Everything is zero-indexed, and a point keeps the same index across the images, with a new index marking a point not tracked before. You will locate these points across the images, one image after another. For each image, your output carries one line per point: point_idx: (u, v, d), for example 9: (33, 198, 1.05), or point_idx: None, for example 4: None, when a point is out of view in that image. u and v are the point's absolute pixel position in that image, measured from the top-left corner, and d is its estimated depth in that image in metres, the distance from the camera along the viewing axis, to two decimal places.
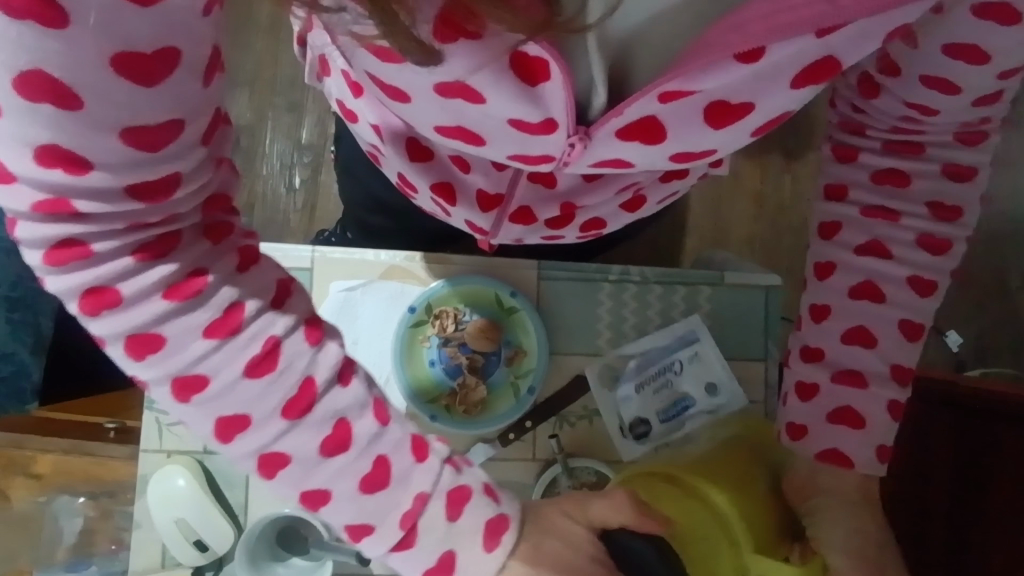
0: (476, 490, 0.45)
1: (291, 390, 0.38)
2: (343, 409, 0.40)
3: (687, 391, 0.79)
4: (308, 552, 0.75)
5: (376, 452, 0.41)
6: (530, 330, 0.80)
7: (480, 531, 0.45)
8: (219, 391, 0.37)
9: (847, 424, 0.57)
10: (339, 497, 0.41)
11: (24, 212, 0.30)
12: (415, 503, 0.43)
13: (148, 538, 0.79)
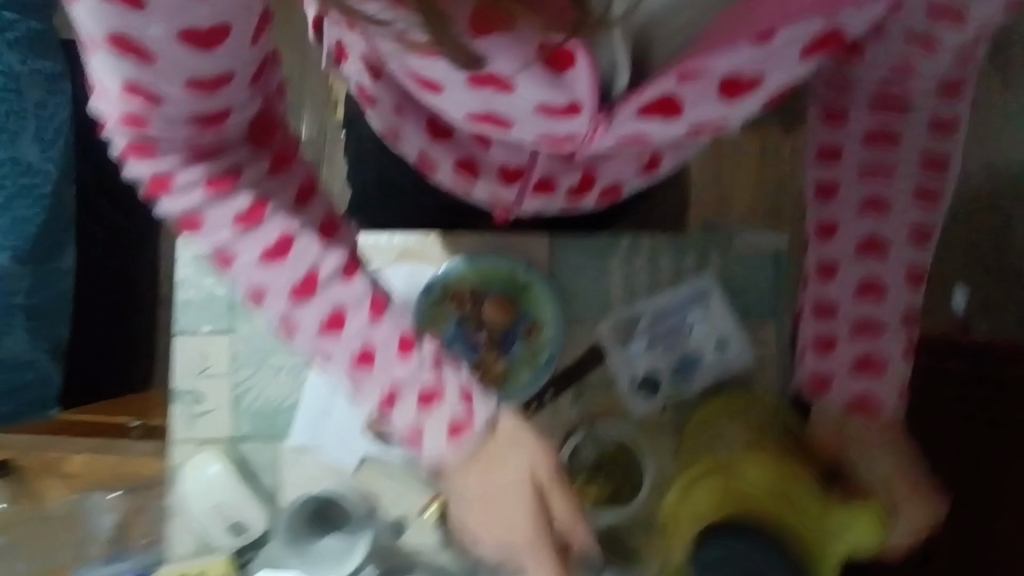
0: (450, 390, 0.50)
1: (297, 275, 0.47)
2: (343, 299, 0.48)
3: (697, 347, 0.81)
4: (345, 529, 0.77)
5: (367, 340, 0.49)
6: (546, 302, 0.81)
7: (442, 426, 0.51)
8: (244, 263, 0.47)
9: (869, 371, 0.63)
10: (339, 364, 0.50)
11: (115, 116, 0.44)
12: (390, 385, 0.50)
13: (183, 528, 0.81)
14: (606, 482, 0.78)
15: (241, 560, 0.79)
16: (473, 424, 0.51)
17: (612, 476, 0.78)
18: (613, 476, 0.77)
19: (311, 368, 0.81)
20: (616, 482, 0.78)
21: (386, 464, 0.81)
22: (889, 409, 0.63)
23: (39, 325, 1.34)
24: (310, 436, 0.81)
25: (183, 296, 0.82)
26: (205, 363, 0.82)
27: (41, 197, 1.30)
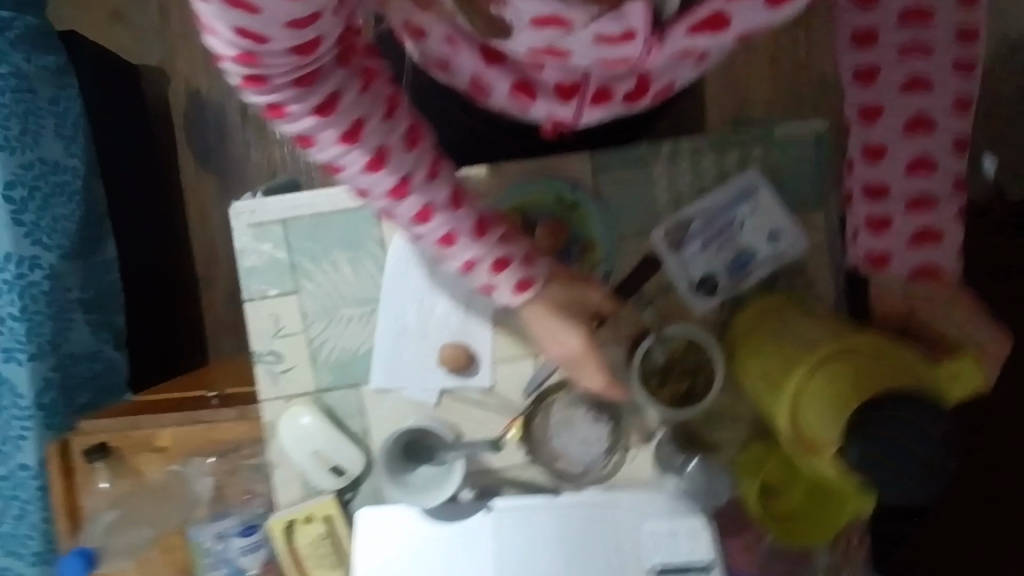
0: (517, 261, 0.61)
1: (392, 180, 0.53)
2: (431, 200, 0.55)
3: (750, 243, 0.82)
4: (435, 459, 0.86)
5: (450, 228, 0.57)
6: (595, 220, 0.83)
7: (512, 286, 0.62)
8: (350, 175, 0.53)
9: (928, 242, 0.65)
10: (427, 240, 0.59)
11: (230, 56, 0.44)
12: (469, 259, 0.59)
13: (287, 476, 0.87)
14: (682, 383, 0.79)
15: (346, 497, 0.87)
16: (537, 281, 0.62)
17: (687, 374, 0.79)
18: (693, 379, 0.79)
19: (379, 314, 0.85)
20: (697, 384, 0.79)
21: (466, 395, 0.87)
22: (951, 271, 0.67)
23: (99, 319, 1.40)
24: (388, 379, 0.86)
25: (247, 264, 0.86)
26: (279, 324, 0.86)
27: (73, 193, 1.34)
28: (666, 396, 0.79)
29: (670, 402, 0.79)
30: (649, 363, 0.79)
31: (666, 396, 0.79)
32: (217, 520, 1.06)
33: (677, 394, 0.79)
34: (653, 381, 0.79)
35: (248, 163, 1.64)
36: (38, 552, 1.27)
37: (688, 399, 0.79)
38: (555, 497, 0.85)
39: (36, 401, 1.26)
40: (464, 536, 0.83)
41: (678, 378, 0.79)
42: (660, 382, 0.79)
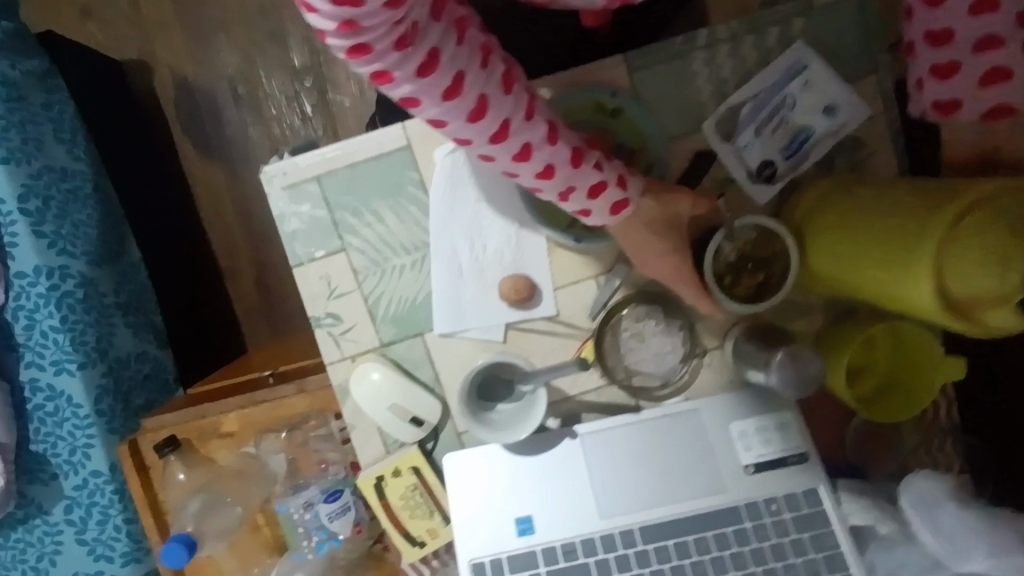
0: (612, 183, 0.63)
1: (494, 127, 0.50)
2: (531, 140, 0.53)
3: (805, 122, 0.78)
4: (513, 393, 0.82)
5: (550, 161, 0.56)
6: (640, 122, 0.79)
7: (609, 205, 0.65)
8: (454, 128, 0.48)
9: (998, 82, 0.61)
10: (524, 177, 0.58)
11: (330, 30, 0.36)
12: (567, 188, 0.60)
13: (366, 434, 0.86)
14: (756, 276, 0.77)
15: (428, 447, 0.87)
16: (631, 201, 0.66)
17: (760, 264, 0.77)
18: (767, 269, 0.76)
19: (431, 257, 0.83)
20: (773, 274, 0.76)
21: (532, 326, 0.85)
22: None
23: (137, 320, 1.39)
24: (452, 321, 0.84)
25: (288, 229, 0.83)
26: (332, 286, 0.84)
27: (87, 197, 1.31)
28: (742, 291, 0.77)
29: (745, 297, 0.77)
30: (721, 261, 0.76)
31: (742, 291, 0.77)
32: (299, 492, 1.07)
33: (752, 287, 0.77)
34: (725, 278, 0.77)
35: (249, 143, 1.60)
36: (127, 552, 1.27)
37: (765, 292, 0.77)
38: (639, 414, 0.83)
39: (95, 408, 1.24)
40: (556, 465, 0.82)
41: (752, 270, 0.77)
42: (733, 278, 0.77)
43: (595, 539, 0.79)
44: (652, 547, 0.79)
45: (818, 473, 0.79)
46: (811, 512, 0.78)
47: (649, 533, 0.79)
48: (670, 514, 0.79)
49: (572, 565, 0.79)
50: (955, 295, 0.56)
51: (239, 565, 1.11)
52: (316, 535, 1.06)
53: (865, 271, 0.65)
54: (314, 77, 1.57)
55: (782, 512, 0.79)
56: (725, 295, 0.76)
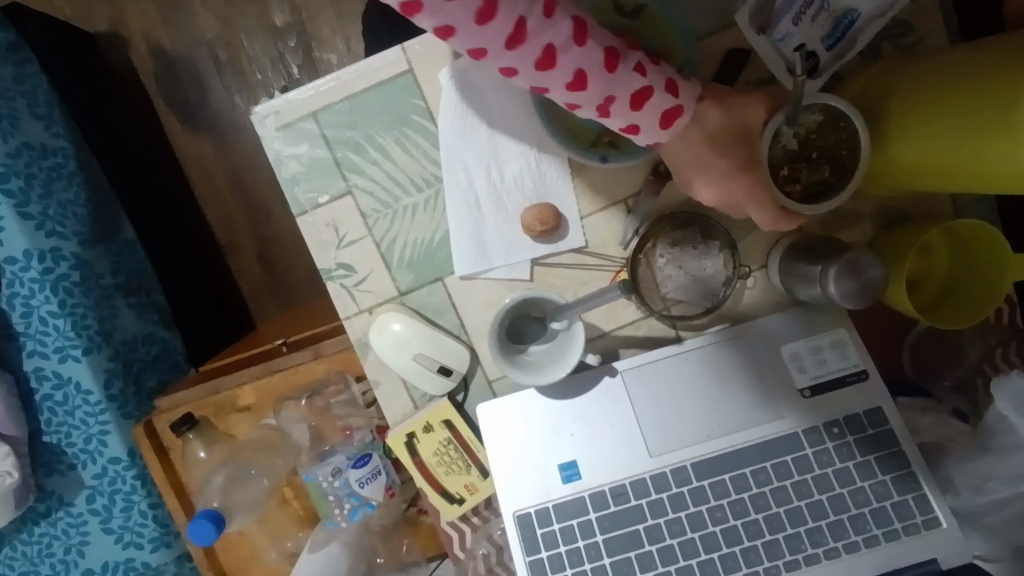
0: (657, 88, 0.54)
1: (508, 29, 0.38)
2: (557, 41, 0.42)
3: (851, 4, 0.69)
4: (545, 332, 0.76)
5: (583, 68, 0.46)
6: (665, 21, 0.71)
7: (657, 116, 0.57)
8: (466, 36, 0.38)
9: None
10: (556, 92, 0.48)
11: None
12: (607, 99, 0.51)
13: (392, 389, 0.81)
14: (819, 170, 0.68)
15: (458, 400, 0.82)
16: (683, 110, 0.58)
17: (824, 154, 0.68)
18: (835, 161, 0.68)
19: (444, 192, 0.76)
20: (845, 164, 0.67)
21: (559, 260, 0.78)
22: None
23: (139, 301, 1.33)
24: (475, 263, 0.77)
25: (288, 174, 0.77)
26: (340, 233, 0.78)
27: (71, 174, 1.24)
28: (804, 188, 0.68)
29: (803, 196, 0.68)
30: (780, 154, 0.67)
31: (803, 188, 0.68)
32: (326, 460, 1.02)
33: (813, 183, 0.68)
34: (781, 174, 0.68)
35: (236, 111, 1.51)
36: (156, 536, 1.23)
37: (830, 187, 0.68)
38: (681, 345, 0.77)
39: (106, 393, 1.19)
40: (597, 405, 0.77)
41: (815, 163, 0.68)
42: (797, 170, 0.68)
43: (646, 480, 0.74)
44: (707, 483, 0.73)
45: (881, 390, 0.73)
46: (877, 432, 0.72)
47: (702, 468, 0.74)
48: (723, 447, 0.74)
49: (624, 509, 0.73)
50: None
51: (273, 539, 1.08)
52: (348, 502, 1.01)
53: (939, 145, 0.59)
54: (297, 36, 1.48)
55: (845, 435, 0.73)
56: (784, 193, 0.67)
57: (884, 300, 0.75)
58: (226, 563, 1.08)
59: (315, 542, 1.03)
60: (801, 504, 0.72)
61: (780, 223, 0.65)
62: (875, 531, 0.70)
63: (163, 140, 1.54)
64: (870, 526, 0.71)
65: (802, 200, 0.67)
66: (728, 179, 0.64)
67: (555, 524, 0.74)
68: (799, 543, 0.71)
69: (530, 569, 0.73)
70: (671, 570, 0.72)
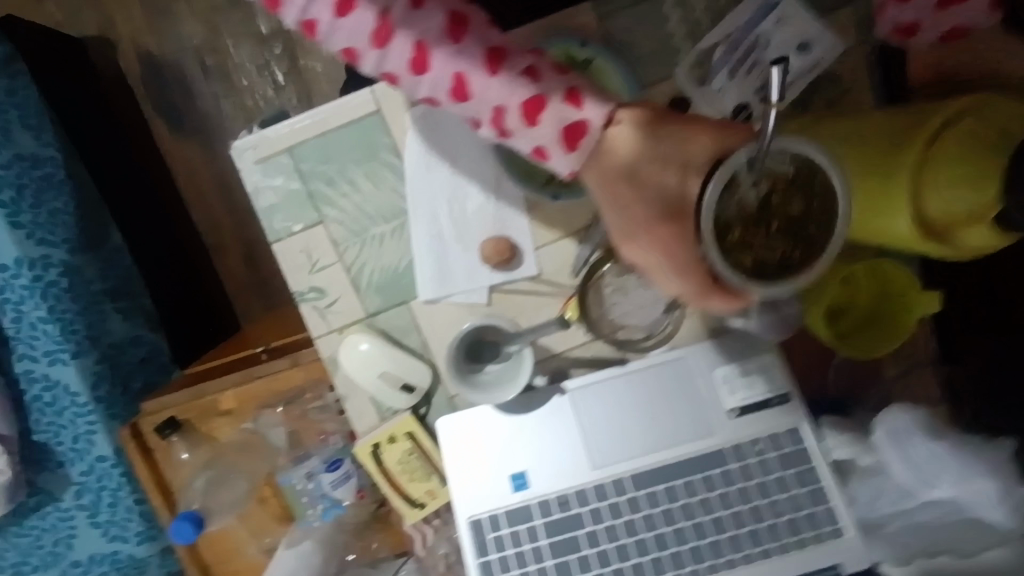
0: (552, 99, 0.51)
1: (371, 24, 0.50)
2: (420, 38, 0.50)
3: (778, 62, 0.76)
4: (500, 354, 0.82)
5: (456, 71, 0.51)
6: (612, 71, 0.75)
7: (558, 134, 0.52)
8: (327, 28, 0.51)
9: None
10: (445, 103, 0.54)
11: None
12: (491, 108, 0.52)
13: (361, 403, 0.88)
14: (776, 244, 0.50)
15: (422, 412, 0.89)
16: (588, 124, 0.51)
17: (787, 224, 0.50)
18: (804, 235, 0.50)
19: (409, 223, 0.83)
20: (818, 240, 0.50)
21: (516, 286, 0.85)
22: None
23: (127, 305, 1.38)
24: (437, 288, 0.84)
25: (264, 204, 0.83)
26: (313, 259, 0.84)
27: (61, 183, 1.29)
28: (762, 267, 0.50)
29: (753, 273, 0.49)
30: (734, 214, 0.49)
31: (756, 263, 0.50)
32: (301, 463, 1.10)
33: (772, 261, 0.50)
34: (732, 243, 0.49)
35: (222, 116, 1.54)
36: (142, 530, 1.30)
37: (794, 268, 0.50)
38: (625, 366, 0.84)
39: (94, 395, 1.24)
40: (547, 420, 0.84)
41: (774, 234, 0.50)
42: (756, 241, 0.50)
43: (588, 489, 0.81)
44: (642, 493, 0.81)
45: (801, 411, 0.81)
46: (794, 449, 0.80)
47: (638, 480, 0.81)
48: (657, 460, 0.81)
49: (566, 516, 0.81)
50: (929, 219, 0.59)
51: (252, 536, 1.15)
52: (321, 504, 1.08)
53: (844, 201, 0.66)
54: (283, 43, 1.50)
55: (766, 452, 0.80)
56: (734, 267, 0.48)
57: (805, 325, 0.82)
58: (207, 558, 1.15)
59: (292, 538, 1.11)
60: (724, 514, 0.79)
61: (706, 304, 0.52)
62: (788, 539, 0.78)
63: (149, 143, 1.56)
64: (783, 534, 0.79)
65: (755, 277, 0.49)
66: (648, 233, 0.51)
67: (504, 528, 0.81)
68: (720, 548, 0.79)
69: (480, 569, 0.81)
70: (607, 570, 0.80)
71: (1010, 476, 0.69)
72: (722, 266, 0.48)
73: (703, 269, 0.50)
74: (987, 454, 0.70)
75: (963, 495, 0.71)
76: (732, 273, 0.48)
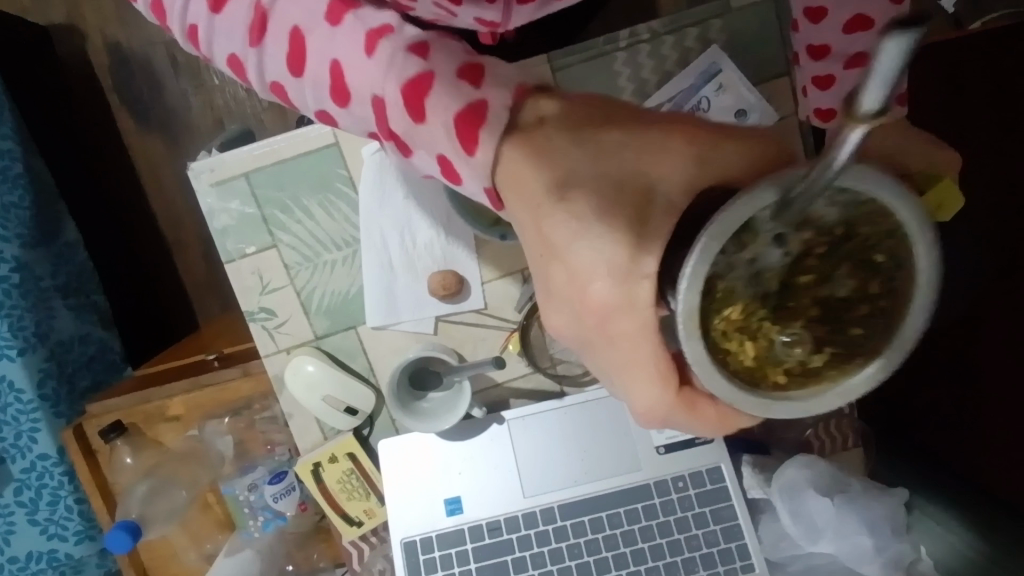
0: (441, 80, 0.43)
1: (247, 15, 0.46)
2: (296, 25, 0.46)
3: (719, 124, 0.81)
4: (443, 383, 0.86)
5: (336, 63, 0.45)
6: None
7: (452, 128, 0.42)
8: (207, 31, 0.47)
9: None
10: (336, 112, 0.48)
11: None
12: (377, 102, 0.45)
13: (304, 421, 0.90)
14: (799, 338, 0.37)
15: (364, 433, 0.92)
16: (485, 107, 0.42)
17: (822, 309, 0.37)
18: (844, 333, 0.37)
19: (361, 252, 0.85)
20: (867, 344, 0.37)
21: (461, 318, 0.88)
22: None
23: (78, 302, 1.32)
24: (384, 316, 0.86)
25: (218, 226, 0.84)
26: (264, 281, 0.86)
27: (17, 178, 1.23)
28: (773, 373, 0.37)
29: (752, 374, 0.37)
30: (744, 283, 0.36)
31: (764, 361, 0.37)
32: (246, 473, 1.11)
33: (788, 359, 0.37)
34: (733, 328, 0.36)
35: (190, 114, 1.43)
36: (81, 530, 1.28)
37: (820, 378, 0.37)
38: (562, 400, 0.88)
39: (39, 393, 1.20)
40: (484, 449, 0.87)
41: (798, 322, 0.37)
42: (775, 328, 0.37)
43: (518, 517, 0.85)
44: (569, 523, 0.85)
45: (722, 450, 0.87)
46: (714, 487, 0.85)
47: (567, 510, 0.85)
48: (585, 493, 0.86)
49: (497, 541, 0.85)
50: None
51: (192, 541, 1.16)
52: (262, 514, 1.11)
53: None
54: None
55: (687, 488, 0.85)
56: (723, 363, 0.36)
57: None
58: (146, 561, 1.16)
59: (231, 547, 1.13)
60: (645, 545, 0.84)
61: (660, 405, 0.42)
62: (702, 571, 0.83)
63: (115, 138, 1.46)
64: (698, 567, 0.83)
65: (753, 383, 0.37)
66: (584, 292, 0.40)
67: (437, 551, 0.84)
68: None
69: None
70: None
71: (884, 532, 0.83)
72: (696, 364, 0.35)
73: (667, 354, 0.40)
74: (865, 510, 0.83)
75: (842, 550, 0.82)
76: (716, 380, 0.36)
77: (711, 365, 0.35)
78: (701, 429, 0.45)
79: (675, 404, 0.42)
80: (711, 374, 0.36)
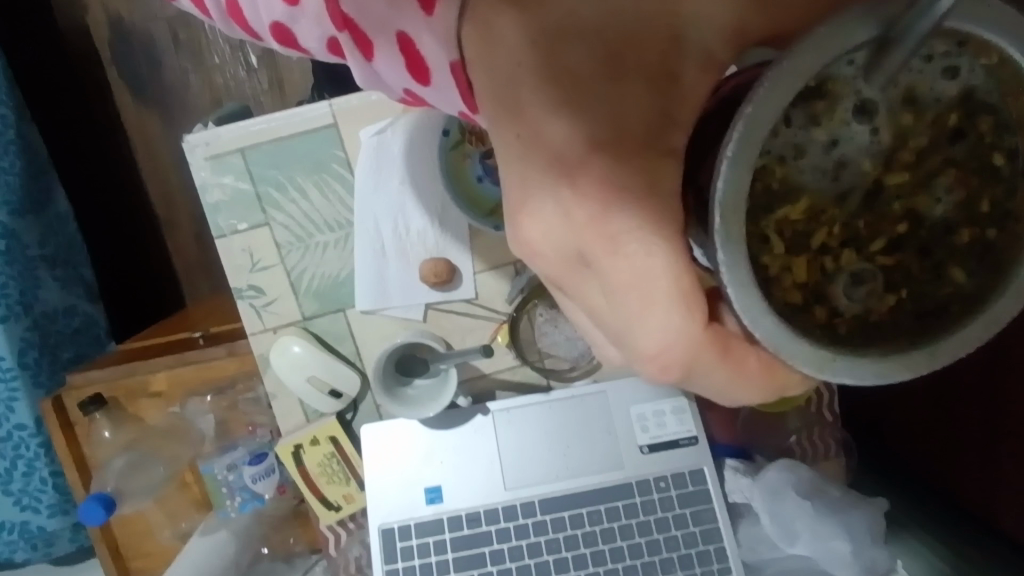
0: None
1: None
2: None
3: None
4: (428, 370, 0.86)
5: None
6: None
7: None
8: None
9: None
10: (293, 20, 0.51)
11: None
12: None
13: (288, 402, 0.90)
14: (881, 277, 0.34)
15: (347, 418, 0.91)
16: None
17: (919, 235, 0.34)
18: (936, 281, 0.35)
19: (353, 237, 0.85)
20: (961, 292, 0.35)
21: (451, 306, 0.87)
22: None
23: (65, 273, 1.30)
24: (374, 300, 0.86)
25: (212, 201, 0.83)
26: (255, 259, 0.85)
27: (8, 143, 1.20)
28: (834, 320, 0.35)
29: (804, 313, 0.34)
30: (821, 179, 0.33)
31: (827, 287, 0.34)
32: (225, 453, 1.10)
33: (858, 310, 0.35)
34: (784, 251, 0.33)
35: (189, 92, 1.41)
36: (54, 504, 1.26)
37: (899, 335, 0.35)
38: (549, 395, 0.87)
39: (19, 362, 1.18)
40: (466, 440, 0.86)
41: (881, 260, 0.34)
42: (851, 261, 0.34)
43: (498, 509, 0.85)
44: (550, 517, 0.85)
45: (707, 454, 0.87)
46: (695, 490, 0.86)
47: (548, 505, 0.85)
48: (567, 487, 0.85)
49: (475, 532, 0.84)
50: None
51: (168, 518, 1.15)
52: (240, 495, 1.10)
53: None
54: None
55: (668, 489, 0.86)
56: (768, 291, 0.33)
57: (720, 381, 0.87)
58: (119, 536, 1.15)
59: (207, 526, 1.12)
60: (623, 543, 0.84)
61: (679, 344, 0.34)
62: (679, 572, 0.84)
63: (109, 111, 1.42)
64: (674, 568, 0.84)
65: (804, 322, 0.34)
66: (579, 169, 0.33)
67: (414, 539, 0.84)
68: None
69: None
70: None
71: (861, 537, 0.83)
72: (731, 282, 0.32)
73: (689, 274, 0.33)
74: (844, 517, 0.84)
75: (818, 554, 0.84)
76: (758, 318, 0.32)
77: (753, 288, 0.32)
78: (726, 387, 0.37)
79: (701, 342, 0.34)
80: (752, 305, 0.32)
